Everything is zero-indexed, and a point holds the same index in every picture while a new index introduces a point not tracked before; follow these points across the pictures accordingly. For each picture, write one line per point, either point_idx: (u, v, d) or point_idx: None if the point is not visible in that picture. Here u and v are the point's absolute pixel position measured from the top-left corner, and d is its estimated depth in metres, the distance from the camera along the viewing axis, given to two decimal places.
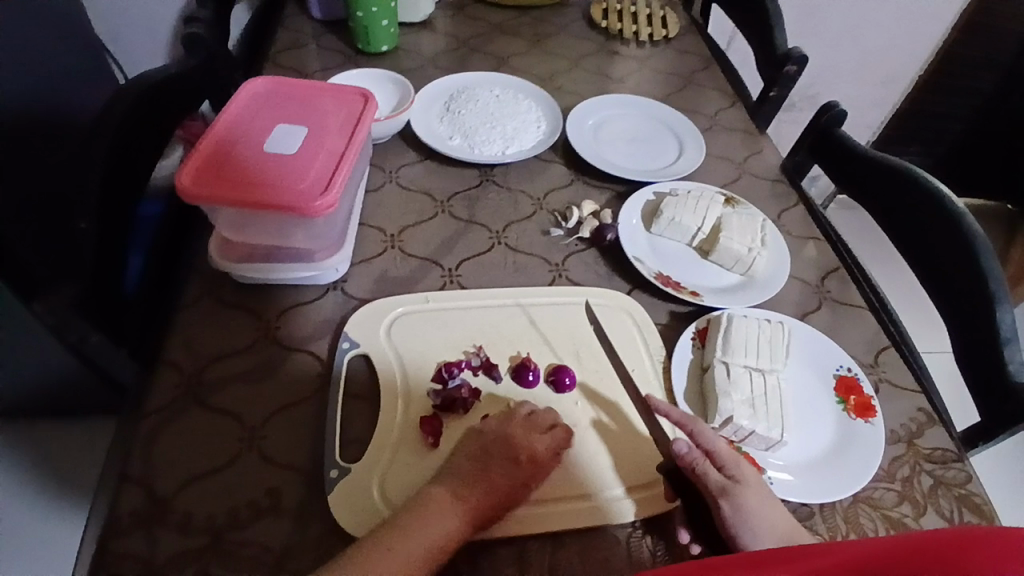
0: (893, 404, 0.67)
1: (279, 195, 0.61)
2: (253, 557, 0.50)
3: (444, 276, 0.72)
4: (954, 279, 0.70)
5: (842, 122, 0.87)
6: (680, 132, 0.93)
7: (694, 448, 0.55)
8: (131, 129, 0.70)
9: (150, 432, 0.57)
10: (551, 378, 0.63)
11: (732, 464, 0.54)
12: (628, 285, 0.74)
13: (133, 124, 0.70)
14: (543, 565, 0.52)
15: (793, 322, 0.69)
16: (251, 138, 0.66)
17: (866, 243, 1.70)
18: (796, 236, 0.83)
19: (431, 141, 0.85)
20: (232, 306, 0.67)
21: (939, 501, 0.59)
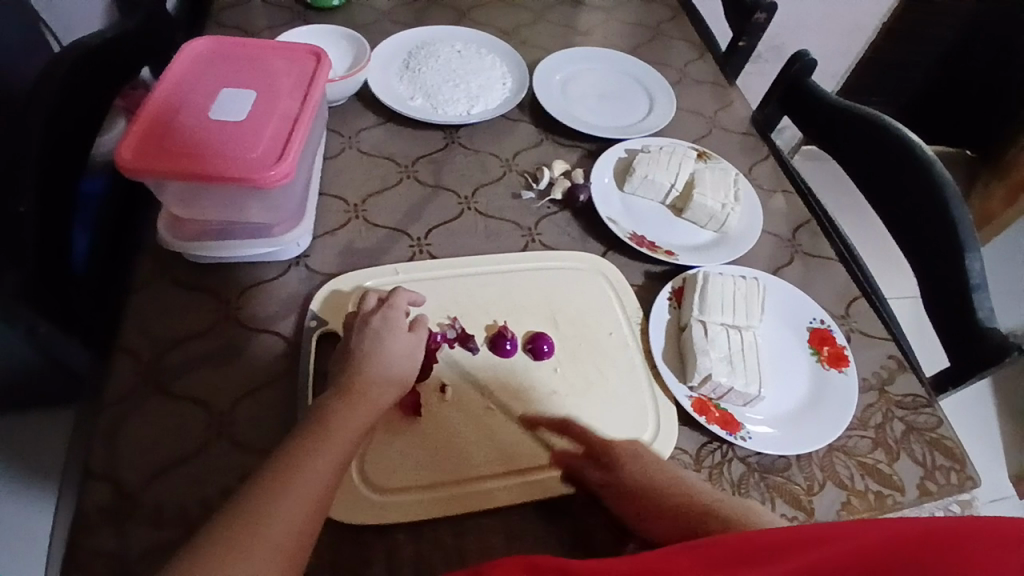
0: (865, 354, 0.68)
1: (229, 165, 0.57)
2: None
3: (412, 245, 0.70)
4: (923, 228, 0.71)
5: (812, 71, 0.86)
6: (649, 86, 0.90)
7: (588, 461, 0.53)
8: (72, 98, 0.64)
9: (112, 424, 0.54)
10: (529, 346, 0.61)
11: (627, 463, 0.52)
12: (602, 246, 0.72)
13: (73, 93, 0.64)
14: (529, 532, 0.51)
15: (767, 278, 0.69)
16: (194, 104, 0.61)
17: (833, 193, 1.72)
18: (767, 190, 0.83)
19: (391, 103, 0.80)
20: (189, 286, 0.64)
21: (911, 447, 0.61)
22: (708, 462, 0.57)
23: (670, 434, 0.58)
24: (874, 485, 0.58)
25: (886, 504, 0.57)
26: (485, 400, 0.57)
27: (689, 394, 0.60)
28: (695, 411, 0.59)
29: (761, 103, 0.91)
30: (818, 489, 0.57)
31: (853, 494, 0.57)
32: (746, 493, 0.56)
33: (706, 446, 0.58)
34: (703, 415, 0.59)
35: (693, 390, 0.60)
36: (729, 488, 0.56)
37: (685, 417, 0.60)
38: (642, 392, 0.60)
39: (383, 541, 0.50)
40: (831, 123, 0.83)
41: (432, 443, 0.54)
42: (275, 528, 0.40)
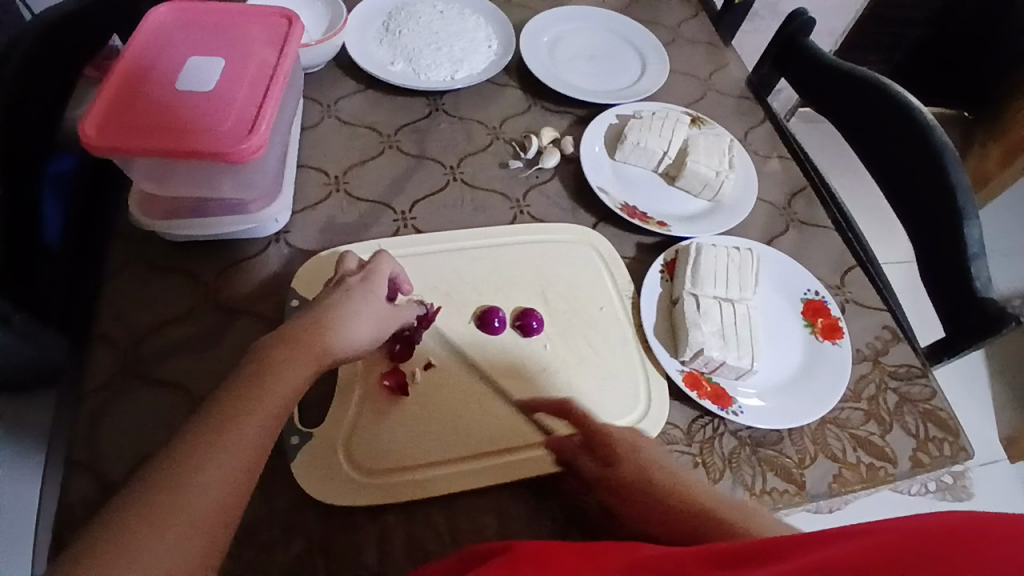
0: (860, 324, 0.67)
1: (194, 139, 0.54)
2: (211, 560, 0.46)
3: (396, 219, 0.67)
4: (921, 192, 0.71)
5: (809, 30, 0.83)
6: (641, 47, 0.87)
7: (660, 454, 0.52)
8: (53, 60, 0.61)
9: (96, 413, 0.53)
10: (518, 323, 0.60)
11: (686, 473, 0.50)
12: (593, 218, 0.70)
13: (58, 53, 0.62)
14: (520, 509, 0.51)
15: (759, 248, 0.68)
16: (160, 73, 0.58)
17: (826, 155, 1.69)
18: (761, 155, 0.80)
19: (370, 68, 0.77)
20: (165, 267, 0.62)
21: (905, 418, 0.60)
22: (699, 436, 0.57)
23: (662, 409, 0.57)
24: (867, 457, 0.57)
25: (878, 476, 0.56)
26: (477, 379, 0.57)
27: (681, 368, 0.59)
28: (687, 385, 0.58)
29: (755, 65, 0.87)
30: (809, 462, 0.56)
31: (846, 467, 0.57)
32: (737, 467, 0.55)
33: (697, 421, 0.58)
34: (695, 389, 0.58)
35: (685, 364, 0.59)
36: (721, 463, 0.55)
37: (677, 392, 0.59)
38: (626, 387, 0.58)
39: (372, 520, 0.50)
40: (830, 87, 0.80)
41: (417, 426, 0.54)
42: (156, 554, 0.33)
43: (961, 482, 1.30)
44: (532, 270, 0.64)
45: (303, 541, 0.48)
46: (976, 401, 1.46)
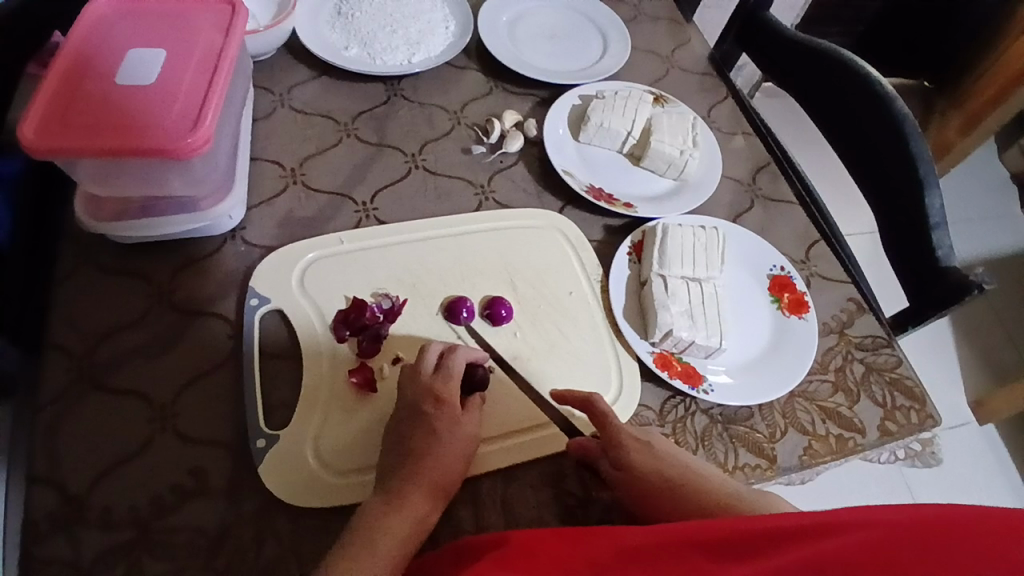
0: (825, 297, 0.68)
1: (138, 135, 0.52)
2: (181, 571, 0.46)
3: (358, 211, 0.65)
4: (882, 163, 0.72)
5: (770, 3, 0.83)
6: (602, 25, 0.85)
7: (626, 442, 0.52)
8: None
9: (48, 427, 0.51)
10: (487, 312, 0.59)
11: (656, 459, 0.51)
12: (559, 201, 0.69)
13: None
14: (496, 499, 0.51)
15: (725, 226, 0.68)
16: (96, 66, 0.55)
17: (791, 129, 1.70)
18: (725, 132, 0.80)
19: (323, 53, 0.74)
20: (116, 270, 0.59)
21: (871, 387, 0.62)
22: (671, 416, 0.57)
23: (634, 392, 0.57)
24: (836, 428, 0.58)
25: (847, 446, 0.58)
26: None
27: (651, 349, 0.59)
28: (658, 366, 0.58)
29: (718, 41, 0.88)
30: (780, 436, 0.57)
31: (815, 439, 0.58)
32: (710, 445, 0.56)
33: (669, 401, 0.58)
34: (665, 370, 0.58)
35: (655, 346, 0.59)
36: (694, 442, 0.56)
37: (649, 373, 0.59)
38: (598, 371, 0.58)
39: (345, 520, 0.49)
40: (791, 61, 0.81)
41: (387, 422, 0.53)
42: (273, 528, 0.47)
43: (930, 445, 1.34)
44: (498, 256, 0.63)
45: (276, 544, 0.48)
46: (939, 364, 1.50)
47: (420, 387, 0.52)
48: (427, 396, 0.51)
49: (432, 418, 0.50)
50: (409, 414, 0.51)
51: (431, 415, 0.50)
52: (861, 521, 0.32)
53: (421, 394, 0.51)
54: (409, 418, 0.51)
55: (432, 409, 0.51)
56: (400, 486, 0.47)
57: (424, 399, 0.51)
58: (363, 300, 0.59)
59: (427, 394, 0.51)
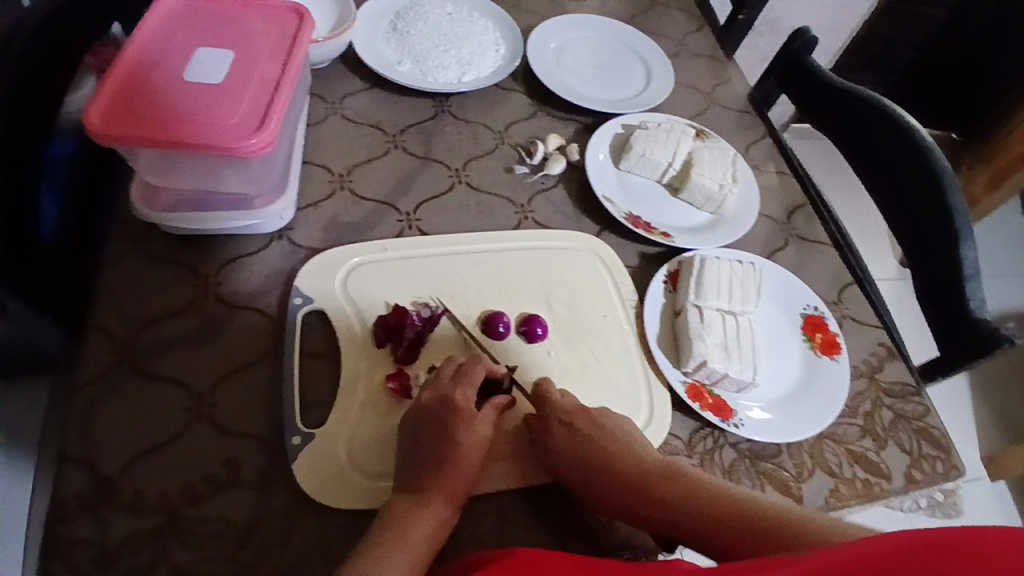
0: (856, 340, 0.68)
1: (203, 130, 0.54)
2: (208, 562, 0.46)
3: (401, 220, 0.67)
4: (917, 212, 0.72)
5: (814, 49, 0.84)
6: (647, 58, 0.88)
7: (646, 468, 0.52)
8: (59, 47, 0.59)
9: (87, 407, 0.51)
10: (523, 329, 0.60)
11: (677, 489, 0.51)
12: (597, 226, 0.71)
13: (61, 42, 0.60)
14: (521, 516, 0.51)
15: (761, 262, 0.68)
16: (168, 63, 0.57)
17: (818, 171, 1.71)
18: (762, 170, 0.81)
19: (378, 67, 0.76)
20: (164, 260, 0.61)
21: (899, 435, 0.61)
22: (699, 447, 0.57)
23: (663, 420, 0.58)
24: (862, 472, 0.58)
25: (873, 491, 0.57)
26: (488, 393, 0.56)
27: (683, 379, 0.59)
28: (689, 396, 0.59)
29: (759, 81, 0.89)
30: (806, 476, 0.57)
31: (841, 482, 0.57)
32: (736, 479, 0.56)
33: (697, 432, 0.58)
34: (696, 401, 0.58)
35: (688, 375, 0.60)
36: (720, 474, 0.56)
37: (679, 402, 0.59)
38: (628, 397, 0.58)
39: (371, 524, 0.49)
40: (831, 106, 0.82)
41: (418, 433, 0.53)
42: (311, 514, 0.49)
43: (949, 500, 1.31)
44: (536, 276, 0.64)
45: (302, 542, 0.48)
46: (955, 417, 1.48)
47: (437, 392, 0.52)
48: (444, 403, 0.51)
49: (457, 424, 0.50)
50: (432, 416, 0.51)
51: (448, 422, 0.50)
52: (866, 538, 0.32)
53: (437, 400, 0.52)
54: (427, 423, 0.50)
55: (449, 415, 0.51)
56: (428, 494, 0.47)
57: (440, 405, 0.51)
58: (403, 307, 0.60)
59: (442, 399, 0.51)
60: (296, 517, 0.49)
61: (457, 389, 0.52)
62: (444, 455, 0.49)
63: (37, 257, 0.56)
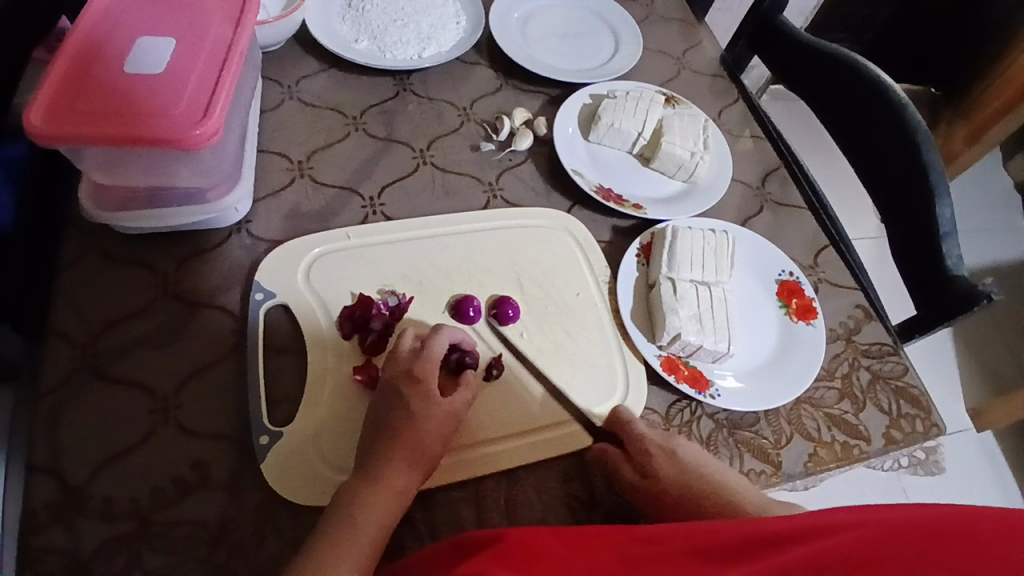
0: (834, 303, 0.67)
1: (146, 123, 0.51)
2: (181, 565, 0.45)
3: (365, 206, 0.65)
4: (894, 171, 0.71)
5: (783, 6, 0.82)
6: (613, 24, 0.85)
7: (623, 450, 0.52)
8: None
9: (49, 415, 0.50)
10: (494, 312, 0.59)
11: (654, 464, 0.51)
12: (568, 201, 0.69)
13: None
14: (499, 500, 0.51)
15: (735, 230, 0.67)
16: (105, 53, 0.55)
17: (799, 132, 1.70)
18: (735, 135, 0.80)
19: (333, 46, 0.73)
20: (121, 260, 0.58)
21: (877, 396, 0.61)
22: (677, 420, 0.57)
23: (640, 395, 0.57)
24: (841, 436, 0.58)
25: (852, 454, 0.57)
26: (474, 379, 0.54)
27: (658, 353, 0.59)
28: (665, 370, 0.58)
29: (729, 43, 0.87)
30: (785, 442, 0.57)
31: (820, 446, 0.57)
32: (715, 450, 0.56)
33: (675, 405, 0.58)
34: (672, 374, 0.58)
35: (663, 349, 0.59)
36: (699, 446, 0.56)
37: (655, 376, 0.59)
38: (604, 375, 0.58)
39: None
40: (803, 66, 0.80)
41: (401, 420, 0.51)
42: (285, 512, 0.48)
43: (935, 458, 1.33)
44: (507, 256, 0.63)
45: (277, 539, 0.47)
46: (938, 373, 1.50)
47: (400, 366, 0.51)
48: (403, 375, 0.50)
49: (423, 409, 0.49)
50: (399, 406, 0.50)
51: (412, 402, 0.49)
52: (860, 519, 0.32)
53: (398, 374, 0.51)
54: (388, 400, 0.50)
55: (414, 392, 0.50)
56: (401, 482, 0.46)
57: (390, 383, 0.50)
58: (370, 296, 0.58)
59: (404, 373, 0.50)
60: (269, 516, 0.48)
61: (418, 362, 0.51)
62: (413, 437, 0.48)
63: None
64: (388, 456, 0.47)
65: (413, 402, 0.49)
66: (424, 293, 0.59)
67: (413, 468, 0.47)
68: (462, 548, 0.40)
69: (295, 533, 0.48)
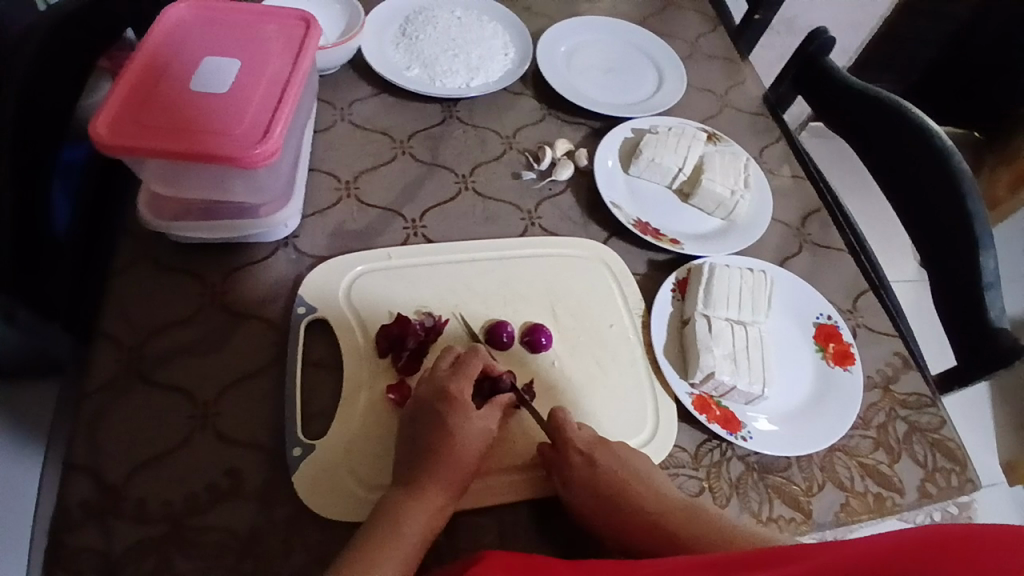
0: (872, 350, 0.66)
1: (207, 140, 0.54)
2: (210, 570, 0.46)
3: (407, 227, 0.67)
4: (939, 220, 0.70)
5: (830, 49, 0.82)
6: (658, 60, 0.86)
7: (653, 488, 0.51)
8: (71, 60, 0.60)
9: (96, 413, 0.52)
10: (527, 339, 0.59)
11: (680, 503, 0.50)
12: (605, 232, 0.70)
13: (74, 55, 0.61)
14: (522, 529, 0.51)
15: (772, 270, 0.67)
16: (174, 73, 0.58)
17: (839, 171, 1.68)
18: (776, 174, 0.79)
19: (386, 72, 0.76)
20: (172, 268, 0.61)
21: (914, 447, 0.59)
22: (706, 460, 0.56)
23: (669, 432, 0.57)
24: (875, 487, 0.56)
25: (886, 506, 0.56)
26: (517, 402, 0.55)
27: (690, 390, 0.58)
28: (696, 408, 0.57)
29: (774, 83, 0.87)
30: (817, 491, 0.56)
31: (853, 496, 0.56)
32: (744, 492, 0.55)
33: (704, 444, 0.57)
34: (703, 413, 0.57)
35: (695, 387, 0.59)
36: (727, 488, 0.55)
37: (685, 414, 0.58)
38: (634, 410, 0.57)
39: None
40: (848, 109, 0.80)
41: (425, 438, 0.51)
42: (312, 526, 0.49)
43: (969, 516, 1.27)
44: (542, 285, 0.64)
45: (303, 552, 0.48)
46: (974, 423, 1.45)
47: (434, 386, 0.52)
48: (438, 392, 0.51)
49: (453, 433, 0.50)
50: (430, 428, 0.50)
51: (444, 424, 0.50)
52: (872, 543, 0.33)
53: (432, 392, 0.52)
54: (419, 418, 0.51)
55: (446, 415, 0.50)
56: (429, 505, 0.47)
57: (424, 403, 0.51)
58: (407, 317, 0.59)
59: (439, 392, 0.51)
60: (296, 529, 0.49)
61: (452, 380, 0.52)
62: (443, 460, 0.49)
63: (43, 263, 0.59)
64: (416, 476, 0.48)
65: (444, 425, 0.50)
66: (460, 317, 0.60)
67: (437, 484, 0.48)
68: None
69: (320, 548, 0.48)
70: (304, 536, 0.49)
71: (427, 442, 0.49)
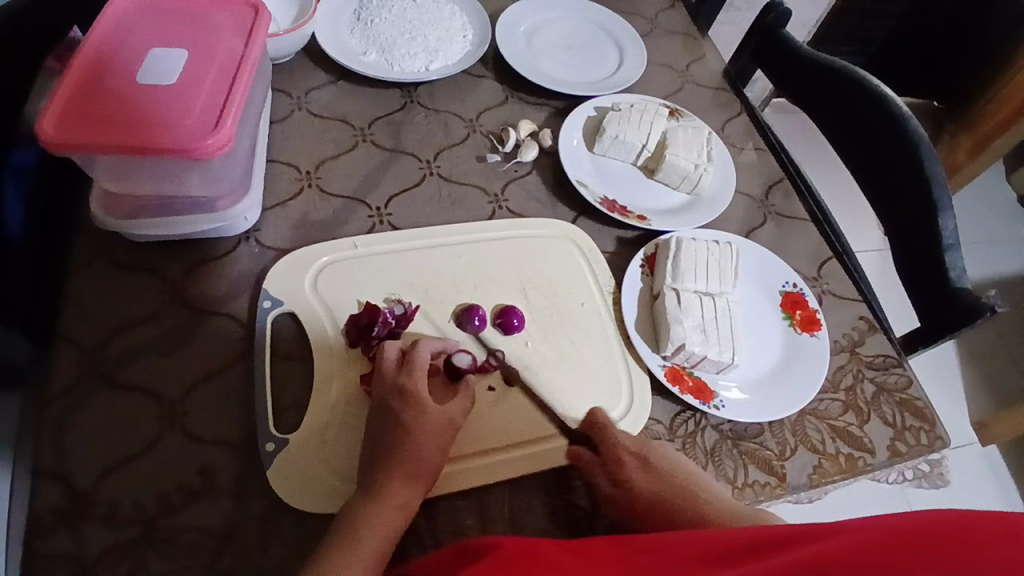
0: (837, 315, 0.68)
1: (157, 133, 0.52)
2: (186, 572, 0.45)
3: (372, 215, 0.66)
4: (898, 186, 0.71)
5: (786, 21, 0.83)
6: (619, 38, 0.86)
7: (641, 463, 0.52)
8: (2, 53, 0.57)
9: (57, 420, 0.50)
10: (499, 321, 0.59)
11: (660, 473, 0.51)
12: (573, 211, 0.70)
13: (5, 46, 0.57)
14: (503, 510, 0.51)
15: (739, 242, 0.68)
16: (118, 64, 0.56)
17: (802, 145, 1.71)
18: (739, 148, 0.80)
19: (342, 58, 0.74)
20: (130, 267, 0.59)
21: (882, 408, 0.61)
22: (681, 431, 0.57)
23: (645, 405, 0.57)
24: (846, 448, 0.58)
25: (856, 466, 0.57)
26: (493, 383, 0.56)
27: (662, 363, 0.59)
28: (669, 380, 0.58)
29: (734, 56, 0.88)
30: (790, 454, 0.57)
31: (825, 458, 0.57)
32: (719, 461, 0.56)
33: (679, 415, 0.58)
34: (676, 385, 0.58)
35: (667, 360, 0.59)
36: (703, 457, 0.56)
37: (659, 387, 0.59)
38: (610, 387, 0.58)
39: None
40: (806, 79, 0.81)
41: None
42: (290, 522, 0.48)
43: (942, 472, 1.31)
44: (513, 268, 0.63)
45: (281, 547, 0.47)
46: (938, 382, 1.50)
47: (392, 384, 0.51)
48: (396, 391, 0.50)
49: (427, 419, 0.49)
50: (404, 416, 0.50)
51: (418, 410, 0.50)
52: (861, 525, 0.32)
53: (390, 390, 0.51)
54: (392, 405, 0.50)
55: (419, 401, 0.50)
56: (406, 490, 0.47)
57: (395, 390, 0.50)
58: (376, 305, 0.59)
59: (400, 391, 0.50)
60: (273, 525, 0.48)
61: (411, 377, 0.51)
62: (419, 445, 0.48)
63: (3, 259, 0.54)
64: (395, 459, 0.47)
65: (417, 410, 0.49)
66: (430, 303, 0.60)
67: (412, 470, 0.48)
68: (465, 557, 0.40)
69: (298, 542, 0.48)
70: (281, 532, 0.48)
71: (401, 428, 0.49)
